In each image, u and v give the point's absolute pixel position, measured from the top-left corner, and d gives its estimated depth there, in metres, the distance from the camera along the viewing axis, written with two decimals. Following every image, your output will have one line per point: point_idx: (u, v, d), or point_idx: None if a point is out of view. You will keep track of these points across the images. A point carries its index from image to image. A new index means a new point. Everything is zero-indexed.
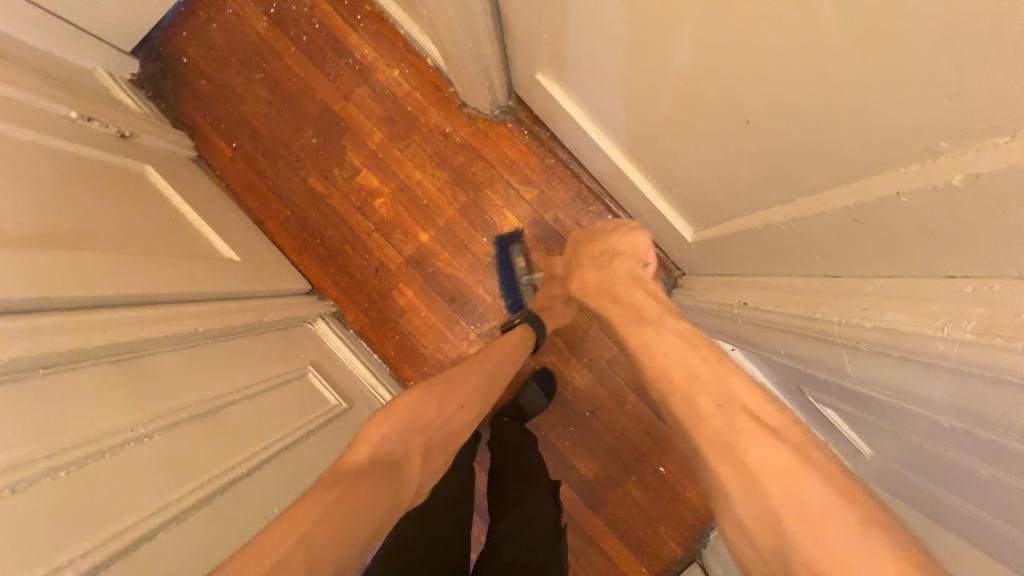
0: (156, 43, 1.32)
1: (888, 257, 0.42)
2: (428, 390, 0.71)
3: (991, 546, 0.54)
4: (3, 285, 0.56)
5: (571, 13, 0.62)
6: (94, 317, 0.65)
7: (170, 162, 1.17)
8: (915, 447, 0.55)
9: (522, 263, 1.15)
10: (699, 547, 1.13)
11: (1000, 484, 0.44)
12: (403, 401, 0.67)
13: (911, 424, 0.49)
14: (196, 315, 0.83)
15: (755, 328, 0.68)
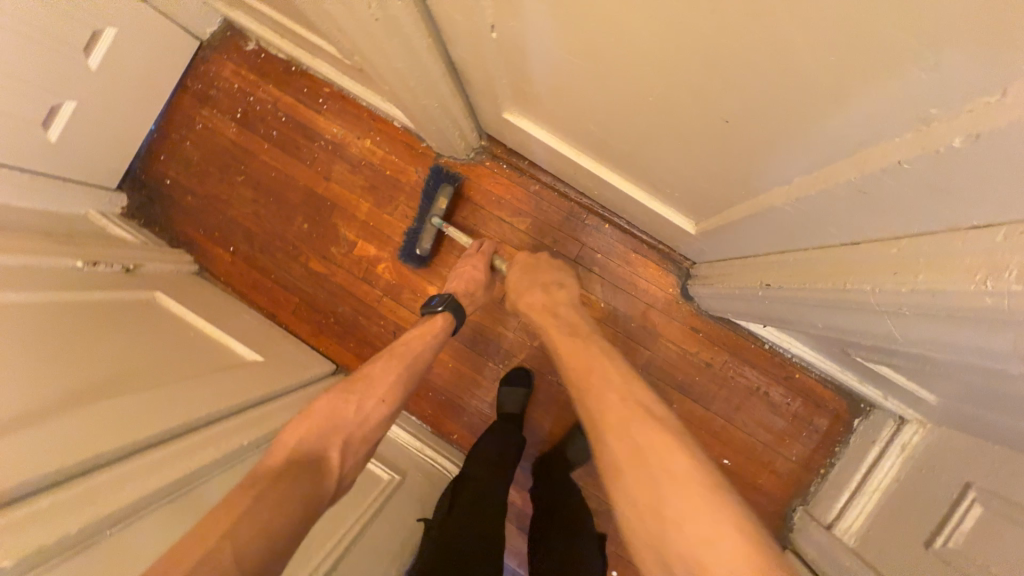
0: (137, 173, 1.37)
1: (906, 220, 0.42)
2: (346, 391, 0.80)
3: None
4: (58, 454, 0.58)
5: (527, 57, 0.64)
6: (148, 460, 0.66)
7: (175, 281, 1.21)
8: (991, 392, 0.52)
9: (443, 203, 1.16)
10: (787, 533, 1.08)
11: None
12: (317, 406, 0.76)
13: (979, 373, 0.48)
14: (237, 428, 0.84)
15: (786, 306, 0.67)
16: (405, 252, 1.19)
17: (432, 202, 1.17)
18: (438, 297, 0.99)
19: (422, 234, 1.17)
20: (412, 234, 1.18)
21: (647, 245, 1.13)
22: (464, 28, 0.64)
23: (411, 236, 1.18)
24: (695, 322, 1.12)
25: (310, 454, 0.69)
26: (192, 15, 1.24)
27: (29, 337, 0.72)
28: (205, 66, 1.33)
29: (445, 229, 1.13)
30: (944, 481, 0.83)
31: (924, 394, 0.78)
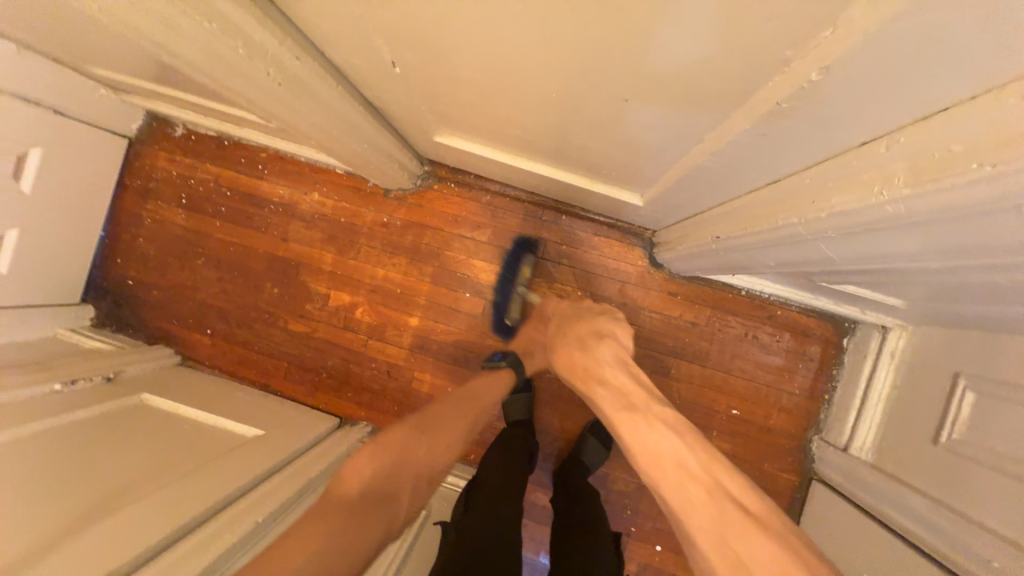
0: (98, 281, 1.36)
1: (807, 151, 0.44)
2: (421, 428, 0.78)
3: None
4: None
5: (435, 82, 0.66)
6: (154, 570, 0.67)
7: (160, 378, 1.20)
8: (938, 283, 0.55)
9: (526, 273, 1.18)
10: (810, 464, 1.10)
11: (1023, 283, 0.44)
12: (398, 436, 0.73)
13: (918, 271, 0.50)
14: (249, 507, 0.84)
15: (739, 253, 0.70)
16: (497, 325, 1.21)
17: (516, 271, 1.19)
18: (499, 356, 1.08)
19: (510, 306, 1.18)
20: (498, 305, 1.20)
21: (608, 225, 1.16)
22: (367, 71, 0.66)
23: (500, 308, 1.20)
24: (672, 287, 1.14)
25: (385, 485, 0.65)
26: (112, 115, 1.24)
27: (16, 477, 0.72)
28: (139, 161, 1.33)
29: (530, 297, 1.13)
30: (935, 377, 0.86)
31: (893, 301, 0.81)
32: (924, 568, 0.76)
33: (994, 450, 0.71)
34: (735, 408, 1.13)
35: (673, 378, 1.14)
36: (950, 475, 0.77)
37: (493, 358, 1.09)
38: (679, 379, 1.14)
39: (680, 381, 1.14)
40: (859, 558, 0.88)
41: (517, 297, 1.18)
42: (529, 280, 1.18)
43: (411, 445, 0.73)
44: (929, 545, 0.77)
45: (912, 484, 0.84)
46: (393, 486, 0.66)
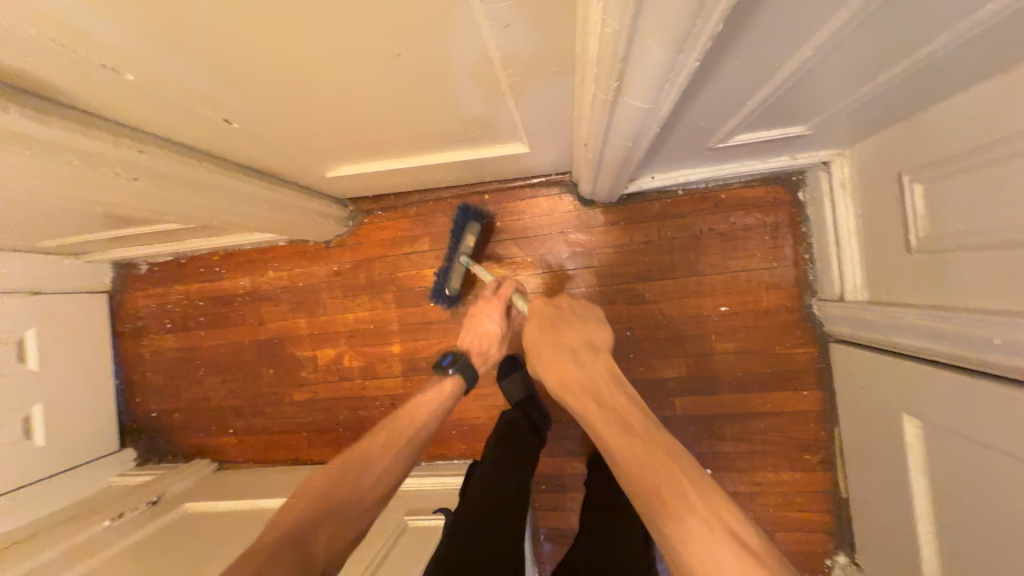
0: (129, 424, 1.48)
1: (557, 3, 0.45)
2: (341, 465, 0.73)
3: (934, 57, 0.50)
4: None
5: (273, 123, 0.71)
6: None
7: (200, 486, 1.28)
8: (776, 79, 0.53)
9: (469, 245, 1.13)
10: (822, 329, 1.03)
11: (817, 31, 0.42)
12: (311, 485, 0.69)
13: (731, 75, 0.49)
14: None
15: (608, 149, 0.69)
16: (434, 291, 1.17)
17: (459, 240, 1.13)
18: (451, 358, 0.95)
19: (450, 276, 1.14)
20: (440, 275, 1.16)
21: (530, 185, 1.16)
22: (213, 137, 0.71)
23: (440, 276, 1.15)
24: (612, 217, 1.13)
25: (298, 534, 0.60)
26: (83, 279, 1.38)
27: None
28: (123, 307, 1.46)
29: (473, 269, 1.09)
30: (884, 188, 0.81)
31: (800, 132, 0.77)
32: (947, 377, 0.70)
33: (961, 229, 0.66)
34: (723, 305, 1.08)
35: (650, 301, 1.11)
36: (935, 275, 0.71)
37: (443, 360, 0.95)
38: (657, 300, 1.11)
39: (658, 301, 1.11)
40: (899, 399, 0.82)
41: (458, 265, 1.13)
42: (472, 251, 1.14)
43: (349, 473, 0.71)
44: (943, 354, 0.70)
45: (908, 302, 0.78)
46: (327, 511, 0.65)
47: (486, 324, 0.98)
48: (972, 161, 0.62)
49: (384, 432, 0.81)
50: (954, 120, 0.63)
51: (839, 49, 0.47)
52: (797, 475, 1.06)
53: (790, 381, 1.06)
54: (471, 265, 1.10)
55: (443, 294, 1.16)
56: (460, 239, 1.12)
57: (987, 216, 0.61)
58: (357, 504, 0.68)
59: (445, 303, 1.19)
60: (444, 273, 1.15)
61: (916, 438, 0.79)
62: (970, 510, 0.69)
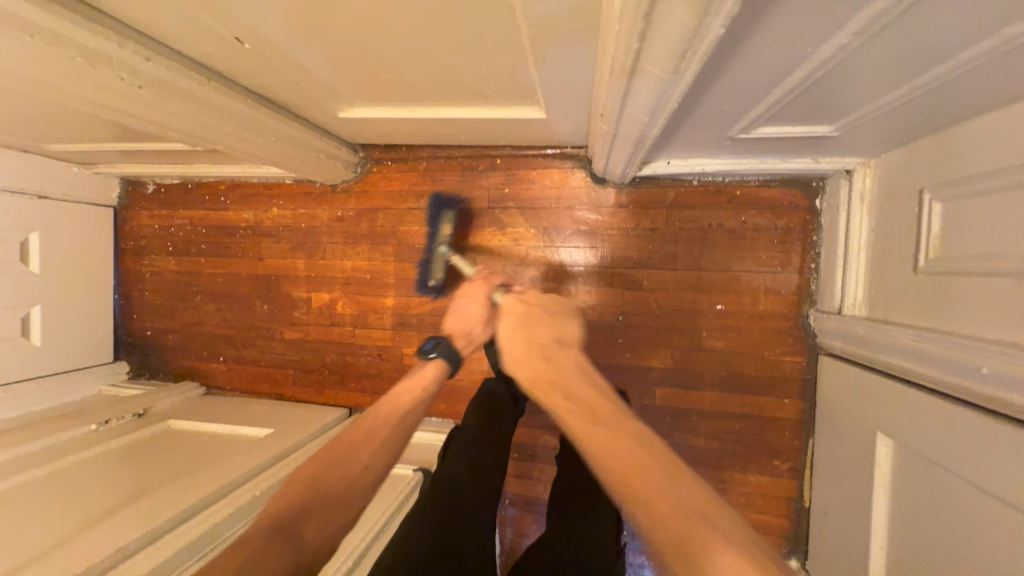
0: (124, 338, 1.52)
1: None
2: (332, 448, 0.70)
3: (981, 63, 0.46)
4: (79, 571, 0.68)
5: (284, 49, 0.69)
6: (164, 546, 0.76)
7: (186, 406, 1.32)
8: (809, 65, 0.50)
9: (444, 229, 1.05)
10: (814, 341, 1.02)
11: (856, 14, 0.40)
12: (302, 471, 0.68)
13: (760, 49, 0.46)
14: (246, 483, 0.95)
15: (624, 123, 0.67)
16: (419, 282, 1.11)
17: (437, 230, 1.06)
18: (431, 343, 0.91)
19: (432, 268, 1.08)
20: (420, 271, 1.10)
21: (544, 155, 1.13)
22: (222, 54, 0.69)
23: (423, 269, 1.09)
24: (623, 199, 1.10)
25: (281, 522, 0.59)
26: (91, 190, 1.38)
27: (45, 506, 0.84)
28: (128, 225, 1.48)
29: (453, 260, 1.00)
30: (903, 203, 0.78)
31: (826, 132, 0.74)
32: (928, 402, 0.69)
33: (973, 254, 0.63)
34: (719, 302, 1.07)
35: (646, 288, 1.10)
36: (937, 298, 0.70)
37: (425, 347, 0.92)
38: (654, 288, 1.10)
39: (655, 290, 1.10)
40: (876, 417, 0.81)
41: (439, 256, 1.05)
42: (445, 236, 1.06)
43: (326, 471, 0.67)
44: (930, 378, 0.69)
45: (904, 323, 0.76)
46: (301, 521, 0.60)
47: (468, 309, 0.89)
48: (996, 183, 0.59)
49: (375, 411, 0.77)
50: (986, 138, 0.60)
51: (877, 41, 0.44)
52: (763, 478, 1.08)
53: (773, 387, 1.06)
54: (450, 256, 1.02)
55: (429, 285, 1.10)
56: (436, 229, 1.05)
57: (1001, 242, 0.59)
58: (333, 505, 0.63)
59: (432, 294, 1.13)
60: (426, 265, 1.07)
61: (886, 457, 0.79)
62: (925, 530, 0.69)
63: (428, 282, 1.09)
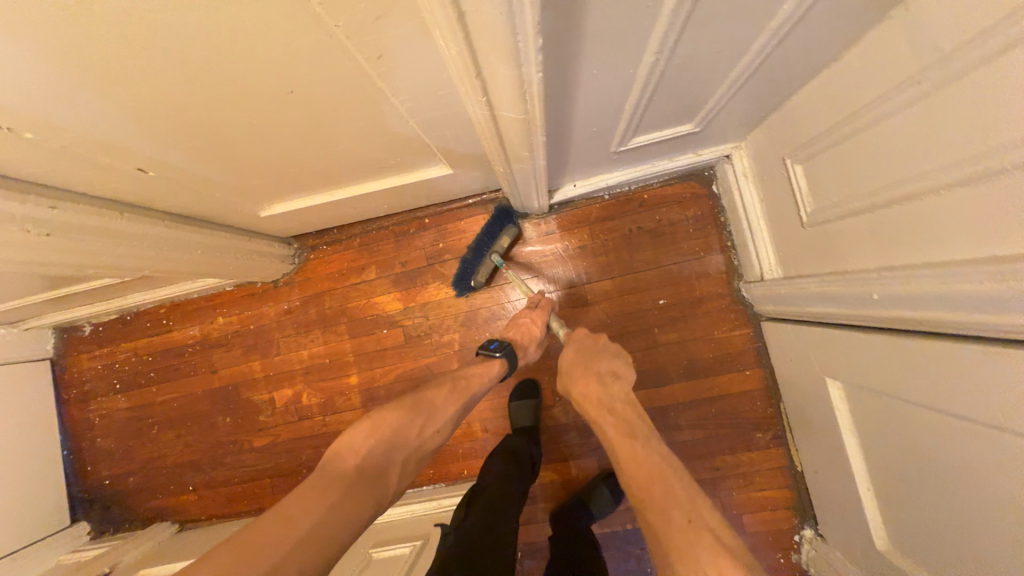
0: (80, 496, 1.40)
1: (421, 30, 0.49)
2: (411, 408, 0.76)
3: (767, 45, 0.56)
4: None
5: (189, 167, 0.73)
6: None
7: (158, 551, 1.22)
8: (638, 78, 0.59)
9: (504, 244, 1.13)
10: (753, 310, 1.09)
11: (647, 29, 0.48)
12: (388, 417, 0.73)
13: (590, 73, 0.55)
14: None
15: (514, 162, 0.74)
16: (459, 274, 1.17)
17: (494, 237, 1.14)
18: (498, 344, 0.93)
19: (478, 267, 1.14)
20: (467, 263, 1.15)
21: (466, 205, 1.20)
22: (128, 187, 0.73)
23: (467, 265, 1.15)
24: (549, 226, 1.17)
25: (369, 468, 0.67)
26: (21, 349, 1.32)
27: None
28: (67, 373, 1.41)
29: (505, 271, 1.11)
30: (775, 171, 0.88)
31: (689, 129, 0.84)
32: (851, 335, 0.75)
33: (836, 200, 0.72)
34: (660, 297, 1.13)
35: (592, 302, 1.15)
36: (826, 243, 0.77)
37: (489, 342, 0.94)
38: (599, 300, 1.15)
39: (600, 301, 1.15)
40: (821, 365, 0.87)
41: (488, 260, 1.14)
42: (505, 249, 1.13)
43: (405, 429, 0.73)
44: (844, 317, 0.76)
45: (810, 272, 0.84)
46: (382, 469, 0.69)
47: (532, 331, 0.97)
48: (831, 137, 0.69)
49: (448, 391, 0.83)
50: (814, 101, 0.71)
51: (680, 50, 0.54)
52: (752, 453, 1.09)
53: (731, 363, 1.10)
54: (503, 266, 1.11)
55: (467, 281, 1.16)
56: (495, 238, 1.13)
57: (853, 185, 0.68)
58: (413, 452, 0.74)
59: (467, 291, 1.19)
60: (474, 264, 1.14)
61: (840, 398, 0.84)
62: (893, 458, 0.73)
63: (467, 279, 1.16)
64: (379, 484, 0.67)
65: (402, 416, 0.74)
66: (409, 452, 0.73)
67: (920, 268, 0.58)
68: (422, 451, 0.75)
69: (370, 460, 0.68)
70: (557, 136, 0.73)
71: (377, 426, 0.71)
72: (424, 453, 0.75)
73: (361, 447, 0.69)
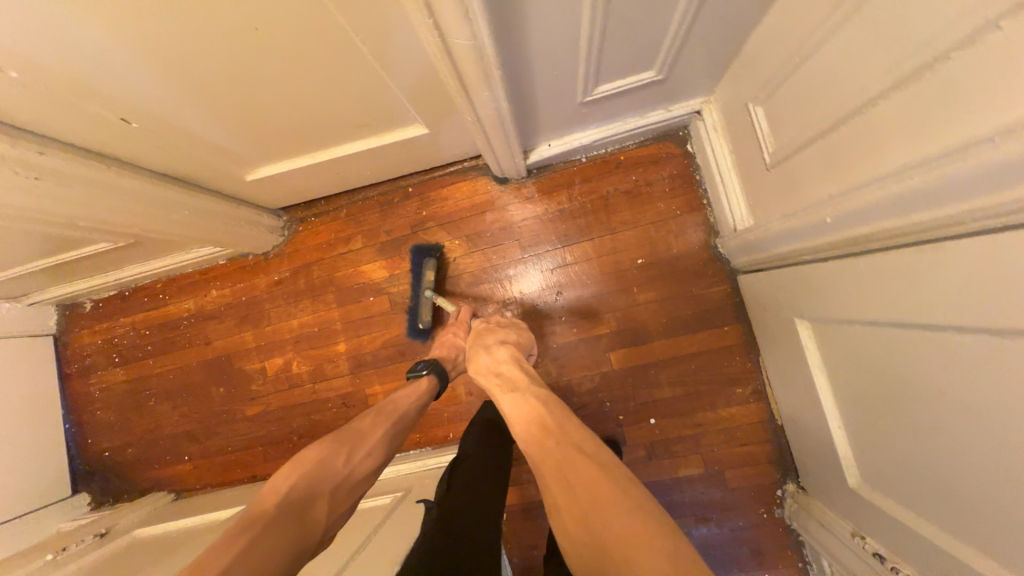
0: (82, 468, 1.44)
1: None
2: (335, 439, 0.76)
3: None
4: None
5: (172, 121, 0.77)
6: None
7: (152, 516, 1.25)
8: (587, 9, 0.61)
9: (432, 276, 1.18)
10: (729, 266, 1.10)
11: None
12: (311, 451, 0.72)
13: None
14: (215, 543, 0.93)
15: (481, 105, 0.76)
16: (411, 329, 1.21)
17: (422, 276, 1.19)
18: (422, 363, 0.98)
19: (421, 310, 1.18)
20: (410, 313, 1.20)
21: (448, 173, 1.24)
22: (114, 139, 0.77)
23: (411, 313, 1.20)
24: (528, 190, 1.20)
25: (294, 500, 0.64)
26: (26, 323, 1.37)
27: None
28: (70, 348, 1.46)
29: (436, 300, 1.14)
30: (741, 119, 0.90)
31: (654, 78, 0.86)
32: (813, 268, 0.76)
33: (794, 133, 0.74)
34: (638, 257, 1.15)
35: (572, 264, 1.17)
36: (787, 181, 0.79)
37: (414, 367, 0.99)
38: (578, 261, 1.17)
39: (579, 263, 1.17)
40: (791, 308, 0.87)
41: (425, 300, 1.18)
42: (433, 283, 1.18)
43: (329, 458, 0.71)
44: (806, 252, 0.77)
45: (776, 214, 0.85)
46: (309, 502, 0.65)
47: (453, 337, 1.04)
48: (786, 71, 0.71)
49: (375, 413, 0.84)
50: (769, 37, 0.73)
51: None
52: (732, 408, 1.10)
53: (710, 320, 1.11)
54: (434, 297, 1.15)
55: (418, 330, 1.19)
56: (421, 276, 1.18)
57: (807, 114, 0.70)
58: (344, 480, 0.71)
59: (426, 339, 1.21)
60: (415, 308, 1.18)
61: (811, 338, 0.84)
62: (859, 389, 0.73)
63: (418, 326, 1.19)
64: (310, 516, 0.64)
65: (327, 448, 0.73)
66: (339, 481, 0.70)
67: (863, 183, 0.59)
68: (356, 477, 0.73)
69: (293, 497, 0.64)
70: (517, 78, 0.76)
71: (298, 463, 0.69)
72: (358, 481, 0.73)
73: (284, 486, 0.66)
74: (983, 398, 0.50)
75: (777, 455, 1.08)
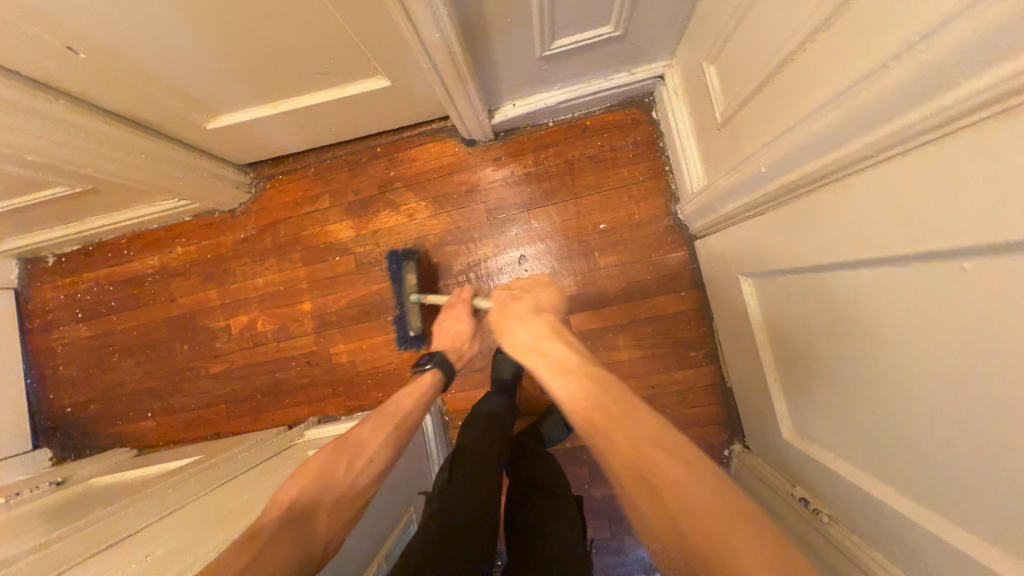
0: (44, 422, 1.43)
1: None
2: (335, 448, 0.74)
3: None
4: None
5: (127, 57, 0.77)
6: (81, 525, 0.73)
7: (113, 468, 1.25)
8: None
9: (411, 280, 1.12)
10: (688, 232, 1.12)
11: None
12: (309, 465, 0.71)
13: None
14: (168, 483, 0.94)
15: (436, 53, 0.77)
16: (402, 339, 1.17)
17: (401, 283, 1.14)
18: (427, 356, 0.97)
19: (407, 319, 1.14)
20: (400, 321, 1.16)
21: (417, 134, 1.24)
22: (67, 72, 0.77)
23: (400, 321, 1.16)
24: (495, 153, 1.20)
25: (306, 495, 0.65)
26: None
27: None
28: (31, 303, 1.44)
29: (424, 300, 1.09)
30: (697, 80, 0.91)
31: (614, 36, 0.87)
32: (754, 221, 0.78)
33: (739, 88, 0.76)
34: (600, 221, 1.16)
35: (537, 227, 1.18)
36: (734, 137, 0.80)
37: (419, 361, 0.97)
38: (543, 225, 1.18)
39: (544, 225, 1.18)
40: (736, 267, 0.89)
41: (410, 306, 1.13)
42: (416, 286, 1.12)
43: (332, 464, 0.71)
44: (747, 206, 0.79)
45: (722, 172, 0.87)
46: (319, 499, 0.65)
47: (457, 326, 0.98)
48: (732, 25, 0.72)
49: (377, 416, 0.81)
50: None
51: None
52: (686, 371, 1.13)
53: (668, 285, 1.14)
54: (421, 299, 1.09)
55: (411, 338, 1.15)
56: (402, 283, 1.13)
57: (749, 68, 0.71)
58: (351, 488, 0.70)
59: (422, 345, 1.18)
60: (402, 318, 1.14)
61: (752, 295, 0.86)
62: (789, 339, 0.76)
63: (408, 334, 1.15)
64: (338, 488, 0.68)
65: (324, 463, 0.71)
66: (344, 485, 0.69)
67: (789, 128, 0.61)
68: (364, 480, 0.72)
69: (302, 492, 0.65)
70: (468, 24, 0.77)
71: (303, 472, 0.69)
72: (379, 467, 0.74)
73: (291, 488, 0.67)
74: (880, 328, 0.53)
75: (727, 415, 1.11)
